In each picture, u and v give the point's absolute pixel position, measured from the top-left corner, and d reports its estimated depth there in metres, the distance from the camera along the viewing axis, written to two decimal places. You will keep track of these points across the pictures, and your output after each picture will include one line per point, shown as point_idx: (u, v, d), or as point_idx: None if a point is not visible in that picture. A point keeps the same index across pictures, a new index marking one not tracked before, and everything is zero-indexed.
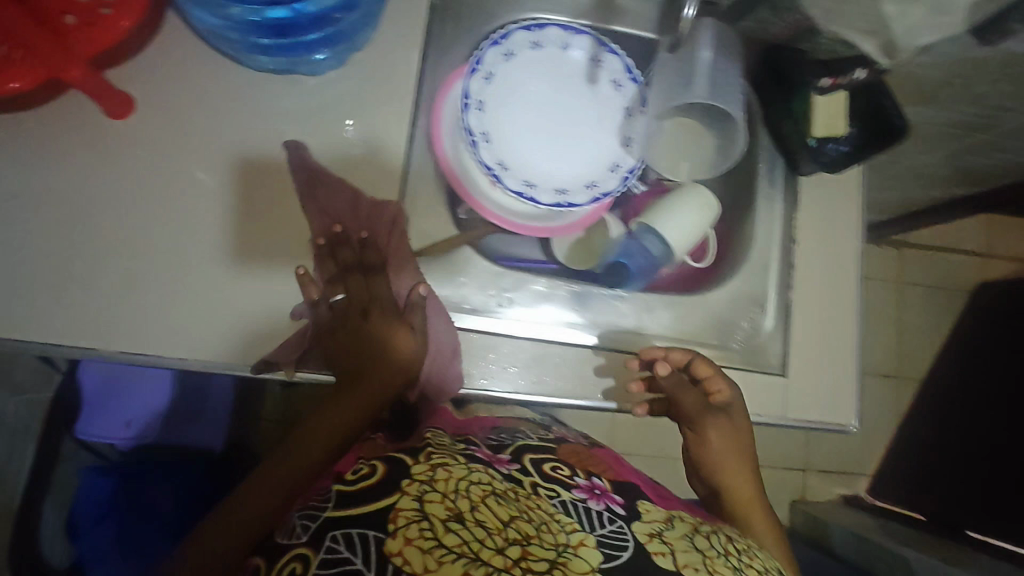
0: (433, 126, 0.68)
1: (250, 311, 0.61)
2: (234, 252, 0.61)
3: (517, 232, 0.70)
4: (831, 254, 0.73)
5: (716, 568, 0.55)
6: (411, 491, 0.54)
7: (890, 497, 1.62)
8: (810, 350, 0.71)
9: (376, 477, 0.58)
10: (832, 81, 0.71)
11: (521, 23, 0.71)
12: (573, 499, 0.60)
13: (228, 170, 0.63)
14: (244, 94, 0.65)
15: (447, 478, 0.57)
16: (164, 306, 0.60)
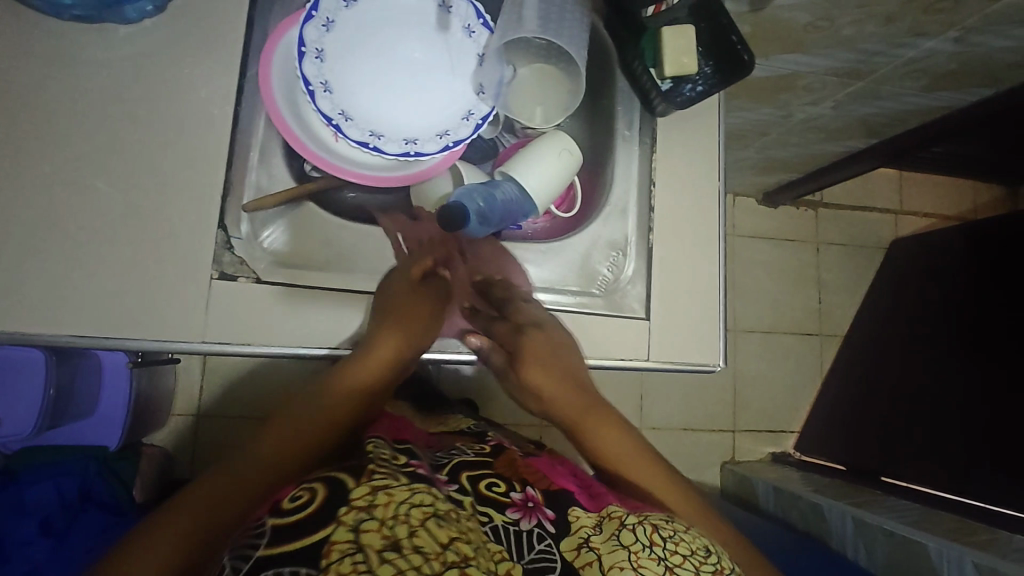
0: (263, 74, 0.64)
1: (134, 281, 0.59)
2: (53, 215, 0.59)
3: (366, 182, 0.67)
4: (691, 195, 0.73)
5: (639, 564, 0.52)
6: (348, 519, 0.47)
7: (816, 452, 1.65)
8: (672, 291, 0.70)
9: (318, 502, 0.48)
10: (657, 8, 0.70)
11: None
12: (506, 522, 0.56)
13: (44, 130, 0.60)
14: (50, 48, 0.61)
15: (387, 501, 0.49)
16: None
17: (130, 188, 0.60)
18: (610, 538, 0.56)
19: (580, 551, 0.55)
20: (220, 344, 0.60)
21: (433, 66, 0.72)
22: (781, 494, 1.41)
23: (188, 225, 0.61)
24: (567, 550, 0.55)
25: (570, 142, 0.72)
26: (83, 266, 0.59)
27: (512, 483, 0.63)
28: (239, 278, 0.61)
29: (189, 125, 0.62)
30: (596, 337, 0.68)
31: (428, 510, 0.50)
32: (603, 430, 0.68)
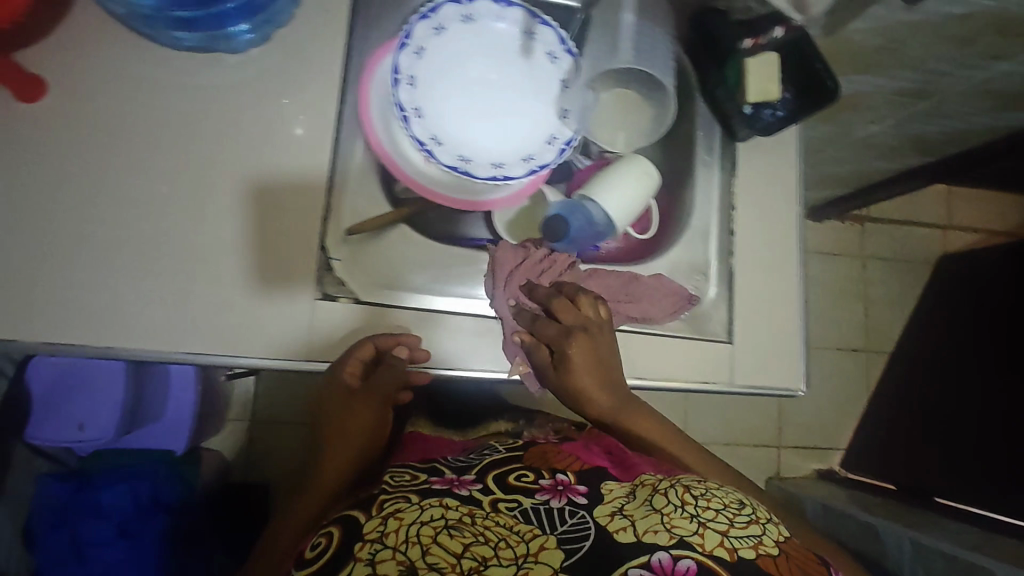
0: (362, 103, 0.67)
1: (228, 307, 0.61)
2: (150, 234, 0.60)
3: (455, 207, 0.69)
4: (770, 219, 0.73)
5: (672, 524, 0.55)
6: (363, 555, 0.52)
7: (863, 470, 1.63)
8: (752, 316, 0.72)
9: (334, 547, 0.55)
10: (753, 41, 0.70)
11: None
12: (533, 505, 0.60)
13: (155, 155, 0.62)
14: (160, 75, 0.63)
15: (405, 519, 0.55)
16: (88, 294, 0.58)
17: (233, 210, 0.62)
18: (641, 505, 0.60)
19: (614, 517, 0.58)
20: (280, 361, 0.62)
21: (517, 90, 0.73)
22: (830, 512, 1.40)
23: (293, 247, 0.63)
24: (600, 516, 0.58)
25: (647, 163, 0.73)
26: (175, 283, 0.60)
27: (542, 472, 0.67)
28: (339, 298, 0.64)
29: (293, 149, 0.64)
30: (679, 359, 0.70)
31: (441, 524, 0.54)
32: (638, 406, 0.70)
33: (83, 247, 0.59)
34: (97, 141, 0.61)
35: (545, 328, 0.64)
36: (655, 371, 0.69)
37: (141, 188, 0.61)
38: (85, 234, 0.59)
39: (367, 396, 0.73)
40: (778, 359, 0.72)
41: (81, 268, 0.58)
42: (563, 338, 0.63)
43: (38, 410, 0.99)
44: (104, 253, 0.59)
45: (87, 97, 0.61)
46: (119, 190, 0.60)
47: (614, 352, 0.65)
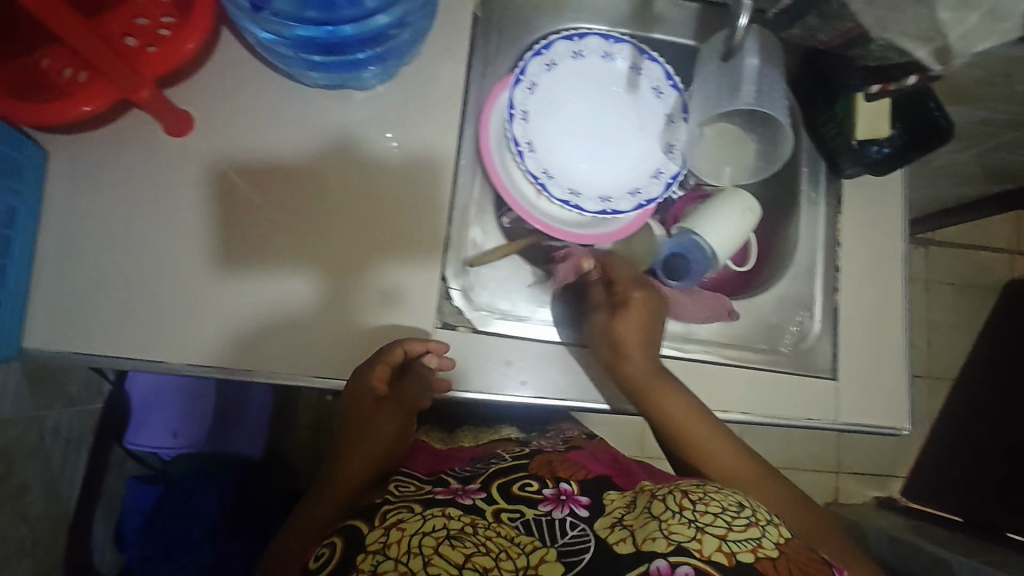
0: (480, 138, 0.70)
1: (245, 311, 0.61)
2: (211, 255, 0.61)
3: (565, 239, 0.71)
4: (876, 256, 0.73)
5: (671, 530, 0.53)
6: (365, 566, 0.52)
7: (925, 499, 1.59)
8: (857, 353, 0.72)
9: (335, 558, 0.55)
10: (883, 87, 0.59)
11: (564, 33, 0.72)
12: (536, 515, 0.58)
13: (287, 187, 0.64)
14: (291, 109, 0.65)
15: (402, 534, 0.54)
16: (221, 321, 0.61)
17: (360, 241, 0.64)
18: (641, 513, 0.57)
19: (614, 528, 0.56)
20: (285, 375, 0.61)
21: (622, 125, 0.75)
22: (897, 543, 1.36)
23: (415, 276, 0.64)
24: (601, 528, 0.56)
25: (751, 199, 0.74)
26: (206, 300, 0.61)
27: (546, 481, 0.64)
28: (458, 327, 0.66)
29: (417, 182, 0.66)
30: (787, 396, 0.70)
31: (443, 535, 0.54)
32: (680, 407, 0.64)
33: (219, 275, 0.61)
34: (232, 173, 0.63)
35: (595, 288, 0.66)
36: (762, 407, 0.69)
37: (273, 218, 0.63)
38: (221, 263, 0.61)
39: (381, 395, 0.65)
40: (881, 397, 0.72)
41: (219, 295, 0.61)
42: (607, 305, 0.65)
43: (136, 414, 1.04)
44: (239, 282, 0.61)
45: (223, 129, 0.63)
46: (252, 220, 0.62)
47: (652, 334, 0.64)
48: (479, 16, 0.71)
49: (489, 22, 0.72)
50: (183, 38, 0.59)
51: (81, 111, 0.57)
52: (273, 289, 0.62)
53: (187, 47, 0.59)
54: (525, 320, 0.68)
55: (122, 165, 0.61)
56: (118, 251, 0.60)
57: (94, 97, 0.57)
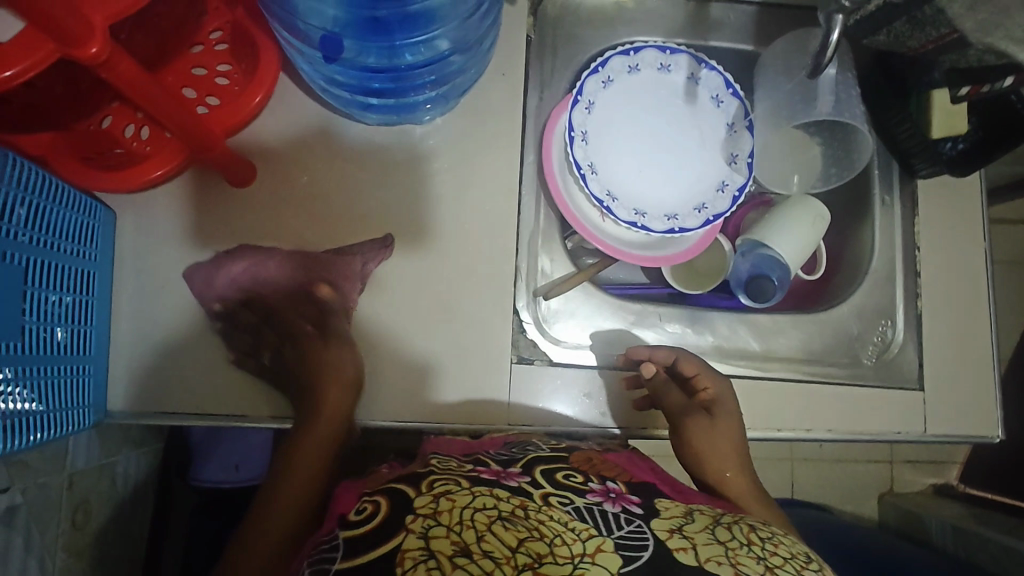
0: (542, 165, 0.68)
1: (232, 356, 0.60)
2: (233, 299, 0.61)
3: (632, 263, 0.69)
4: (956, 257, 0.71)
5: (738, 559, 0.44)
6: (413, 528, 0.42)
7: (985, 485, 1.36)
8: (942, 359, 0.69)
9: (381, 515, 0.44)
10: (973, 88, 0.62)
11: (619, 48, 0.70)
12: (587, 503, 0.48)
13: (352, 227, 0.63)
14: (354, 151, 0.64)
15: (453, 503, 0.44)
16: (286, 371, 0.61)
17: (433, 280, 0.63)
18: (704, 530, 0.48)
19: (673, 536, 0.46)
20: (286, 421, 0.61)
21: (683, 139, 0.73)
22: (960, 532, 1.17)
23: (491, 312, 0.63)
24: (659, 530, 0.47)
25: (819, 206, 0.72)
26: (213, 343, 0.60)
27: (589, 475, 0.53)
28: (534, 361, 0.64)
29: (483, 213, 0.65)
30: (873, 410, 0.68)
31: (496, 513, 0.44)
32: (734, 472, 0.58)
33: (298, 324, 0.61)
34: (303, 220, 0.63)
35: (670, 393, 0.61)
36: (850, 424, 0.67)
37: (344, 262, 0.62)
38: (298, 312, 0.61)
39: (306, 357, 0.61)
40: (971, 405, 0.69)
41: (297, 344, 0.61)
42: (689, 413, 0.60)
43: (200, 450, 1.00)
44: (318, 330, 0.61)
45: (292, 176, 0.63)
46: (323, 266, 0.62)
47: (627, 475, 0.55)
48: (533, 39, 0.70)
49: (542, 44, 0.71)
50: (253, 94, 0.59)
51: (155, 175, 0.59)
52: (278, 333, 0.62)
53: (256, 100, 0.59)
54: (595, 349, 0.66)
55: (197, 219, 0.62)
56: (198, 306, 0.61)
57: (164, 160, 0.59)
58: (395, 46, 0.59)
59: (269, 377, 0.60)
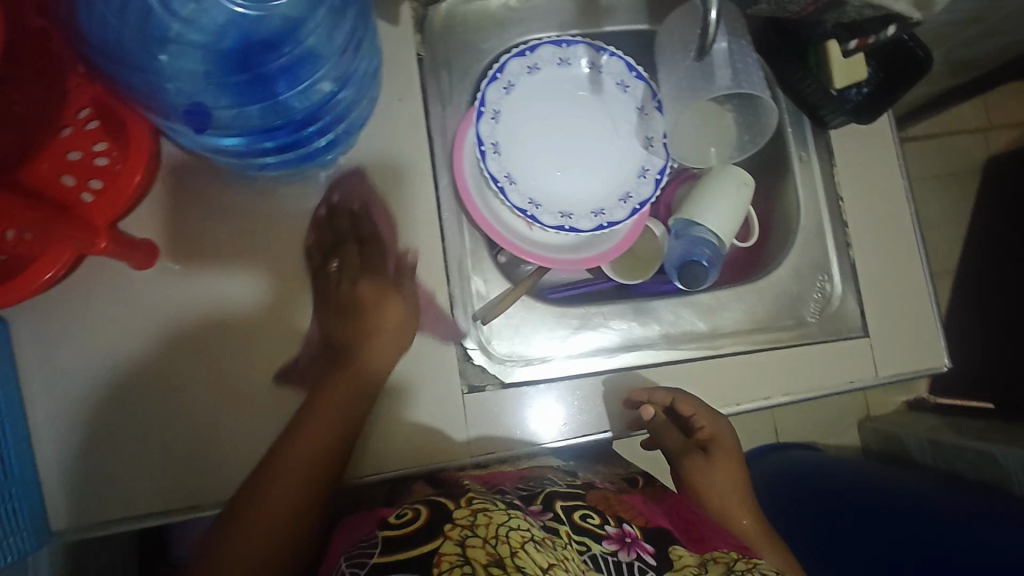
0: (458, 185, 0.67)
1: (171, 444, 0.57)
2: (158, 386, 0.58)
3: (566, 267, 0.68)
4: (879, 200, 0.71)
5: None
6: (454, 534, 0.44)
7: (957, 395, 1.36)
8: (882, 302, 0.70)
9: (422, 522, 0.46)
10: (860, 41, 0.63)
11: (515, 51, 0.68)
12: (604, 552, 0.50)
13: (271, 287, 0.60)
14: (258, 205, 0.61)
15: (488, 522, 0.46)
16: (231, 448, 0.58)
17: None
18: None
19: None
20: None
21: (596, 131, 0.72)
22: (939, 447, 1.15)
23: (433, 346, 0.62)
24: None
25: (742, 173, 0.72)
26: (148, 434, 0.57)
27: (606, 515, 0.55)
28: (487, 387, 0.63)
29: (408, 247, 0.62)
30: (826, 366, 0.69)
31: (528, 535, 0.46)
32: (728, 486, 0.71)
33: (234, 400, 0.58)
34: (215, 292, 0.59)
35: (670, 434, 0.69)
36: (806, 384, 0.68)
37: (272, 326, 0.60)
38: (232, 388, 0.59)
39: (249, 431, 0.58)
40: (917, 341, 0.70)
41: (238, 422, 0.58)
42: (686, 452, 0.71)
43: None
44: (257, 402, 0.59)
45: (195, 248, 0.60)
46: (248, 335, 0.59)
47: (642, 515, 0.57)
48: (424, 57, 0.68)
49: (435, 61, 0.69)
50: (133, 172, 0.57)
51: (44, 279, 0.55)
52: (214, 413, 0.58)
53: (135, 180, 0.57)
54: (545, 361, 0.65)
55: (102, 313, 0.58)
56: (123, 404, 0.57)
57: (50, 261, 0.55)
58: (274, 91, 0.55)
59: (212, 460, 0.58)
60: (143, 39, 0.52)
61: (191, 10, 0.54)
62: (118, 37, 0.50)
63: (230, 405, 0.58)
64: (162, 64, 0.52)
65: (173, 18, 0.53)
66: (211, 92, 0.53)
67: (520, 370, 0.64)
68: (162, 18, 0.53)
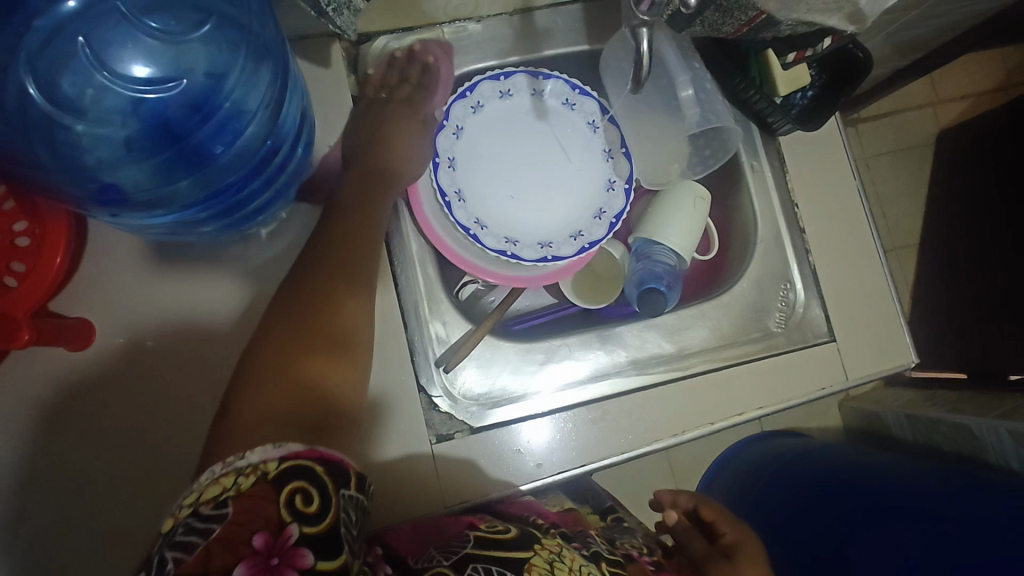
0: (412, 206, 0.66)
1: (120, 531, 0.54)
2: (102, 470, 0.55)
3: (495, 280, 0.67)
4: (834, 203, 0.71)
5: None
6: (543, 551, 0.49)
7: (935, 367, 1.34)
8: (846, 304, 0.70)
9: (513, 536, 0.51)
10: (798, 54, 0.63)
11: (489, 74, 0.68)
12: None
13: (215, 353, 0.57)
14: (194, 270, 0.58)
15: (573, 556, 0.50)
16: None
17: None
18: None
19: None
20: None
21: (556, 165, 0.71)
22: (916, 422, 1.12)
23: (397, 396, 0.60)
24: None
25: (699, 188, 0.71)
26: (94, 521, 0.54)
27: None
28: (455, 434, 0.61)
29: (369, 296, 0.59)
30: (796, 375, 0.68)
31: None
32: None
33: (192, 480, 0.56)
34: (163, 364, 0.57)
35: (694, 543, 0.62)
36: (778, 396, 0.68)
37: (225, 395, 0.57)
38: (183, 465, 0.56)
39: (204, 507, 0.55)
40: (884, 339, 0.70)
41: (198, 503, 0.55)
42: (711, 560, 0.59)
43: None
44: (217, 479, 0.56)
45: (134, 319, 0.57)
46: (201, 407, 0.56)
47: None
48: (360, 98, 0.66)
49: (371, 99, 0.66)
50: (53, 253, 0.53)
51: None
52: (164, 493, 0.55)
53: (57, 262, 0.53)
54: (516, 399, 0.64)
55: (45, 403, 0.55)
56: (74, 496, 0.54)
57: None
58: (204, 155, 0.52)
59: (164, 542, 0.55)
60: (51, 136, 0.49)
61: (90, 100, 0.50)
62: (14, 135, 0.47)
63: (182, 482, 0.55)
64: (80, 155, 0.49)
65: (73, 113, 0.50)
66: (134, 171, 0.50)
67: (491, 412, 0.62)
68: (62, 118, 0.49)
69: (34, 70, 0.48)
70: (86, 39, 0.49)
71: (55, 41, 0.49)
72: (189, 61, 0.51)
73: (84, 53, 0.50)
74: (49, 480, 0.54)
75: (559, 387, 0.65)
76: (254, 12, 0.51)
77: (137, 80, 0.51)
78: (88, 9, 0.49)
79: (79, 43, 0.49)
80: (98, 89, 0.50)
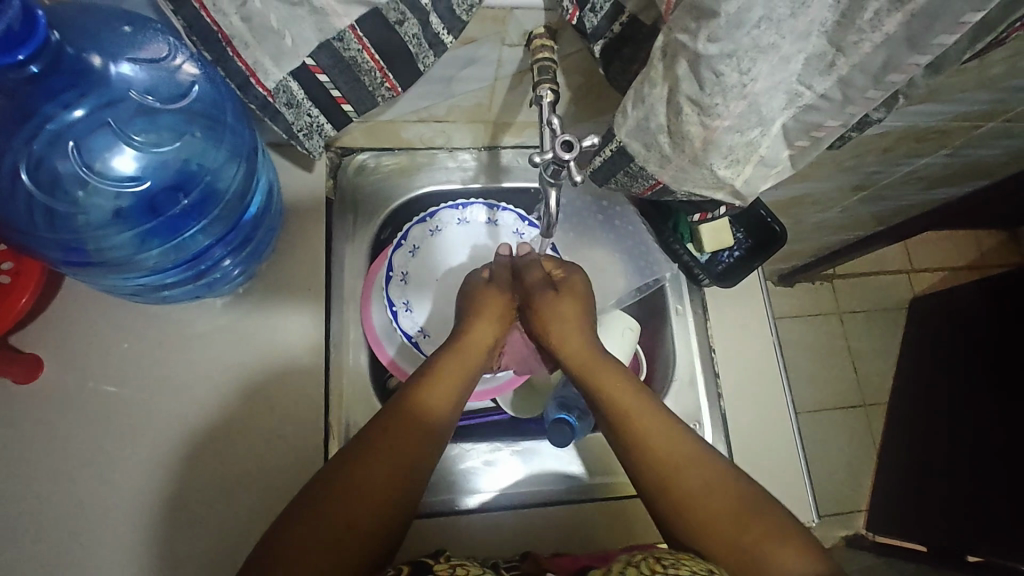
0: (366, 333, 0.75)
1: (35, 547, 0.61)
2: (31, 489, 0.62)
3: (497, 392, 0.77)
4: (751, 353, 0.78)
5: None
6: None
7: (911, 536, 1.29)
8: (751, 450, 0.74)
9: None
10: (703, 216, 0.73)
11: (416, 219, 0.78)
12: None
13: (151, 398, 0.66)
14: (152, 330, 0.68)
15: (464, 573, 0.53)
16: (91, 551, 0.62)
17: (275, 437, 0.67)
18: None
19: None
20: None
21: None
22: None
23: (305, 467, 0.66)
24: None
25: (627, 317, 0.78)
26: (16, 534, 0.61)
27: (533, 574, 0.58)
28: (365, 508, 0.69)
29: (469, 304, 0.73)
30: None
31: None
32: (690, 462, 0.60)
33: (137, 518, 0.63)
34: (131, 409, 0.65)
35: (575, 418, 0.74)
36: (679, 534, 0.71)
37: (182, 446, 0.65)
38: (104, 495, 0.63)
39: (113, 535, 0.62)
40: (786, 498, 0.73)
41: (138, 541, 0.62)
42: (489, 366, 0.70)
43: None
44: (162, 520, 0.63)
45: (114, 362, 0.66)
46: (144, 455, 0.65)
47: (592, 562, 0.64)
48: (333, 200, 0.76)
49: (344, 204, 0.77)
50: (17, 295, 0.60)
51: None
52: (82, 518, 0.62)
53: (21, 303, 0.60)
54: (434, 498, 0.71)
55: (25, 430, 0.63)
56: (28, 519, 0.62)
57: None
58: (179, 229, 0.59)
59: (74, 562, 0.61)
60: (50, 212, 0.54)
61: (83, 188, 0.56)
62: (29, 216, 0.53)
63: (101, 511, 0.63)
64: (73, 220, 0.55)
65: (58, 200, 0.54)
66: (122, 238, 0.57)
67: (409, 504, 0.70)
68: (60, 204, 0.54)
69: (29, 159, 0.52)
70: (78, 143, 0.54)
71: (56, 145, 0.54)
72: (170, 162, 0.58)
73: (76, 155, 0.55)
74: (12, 499, 0.62)
75: (473, 492, 0.73)
76: (233, 124, 0.57)
77: (124, 175, 0.57)
78: (83, 121, 0.54)
79: (71, 147, 0.54)
80: (88, 177, 0.56)
